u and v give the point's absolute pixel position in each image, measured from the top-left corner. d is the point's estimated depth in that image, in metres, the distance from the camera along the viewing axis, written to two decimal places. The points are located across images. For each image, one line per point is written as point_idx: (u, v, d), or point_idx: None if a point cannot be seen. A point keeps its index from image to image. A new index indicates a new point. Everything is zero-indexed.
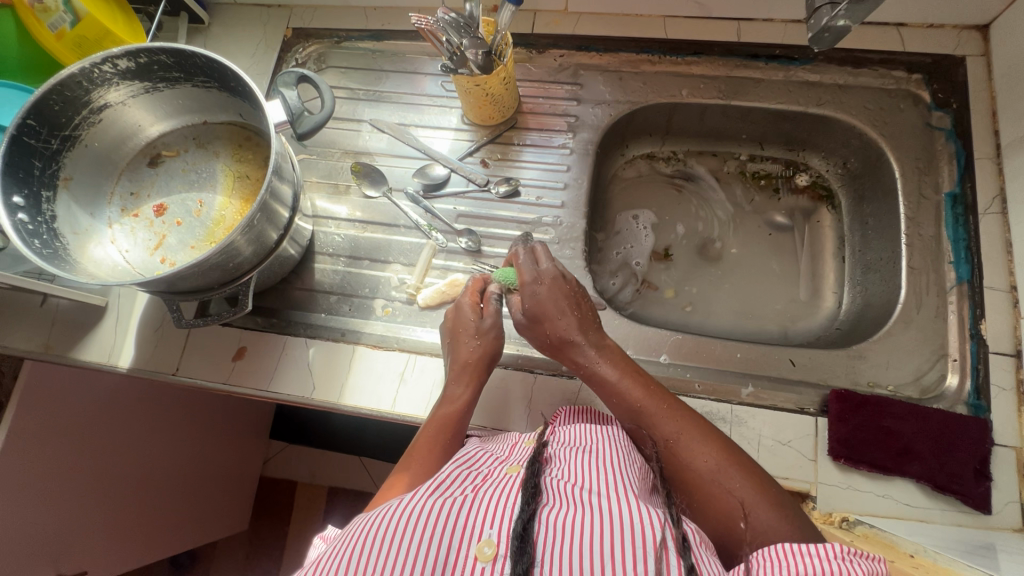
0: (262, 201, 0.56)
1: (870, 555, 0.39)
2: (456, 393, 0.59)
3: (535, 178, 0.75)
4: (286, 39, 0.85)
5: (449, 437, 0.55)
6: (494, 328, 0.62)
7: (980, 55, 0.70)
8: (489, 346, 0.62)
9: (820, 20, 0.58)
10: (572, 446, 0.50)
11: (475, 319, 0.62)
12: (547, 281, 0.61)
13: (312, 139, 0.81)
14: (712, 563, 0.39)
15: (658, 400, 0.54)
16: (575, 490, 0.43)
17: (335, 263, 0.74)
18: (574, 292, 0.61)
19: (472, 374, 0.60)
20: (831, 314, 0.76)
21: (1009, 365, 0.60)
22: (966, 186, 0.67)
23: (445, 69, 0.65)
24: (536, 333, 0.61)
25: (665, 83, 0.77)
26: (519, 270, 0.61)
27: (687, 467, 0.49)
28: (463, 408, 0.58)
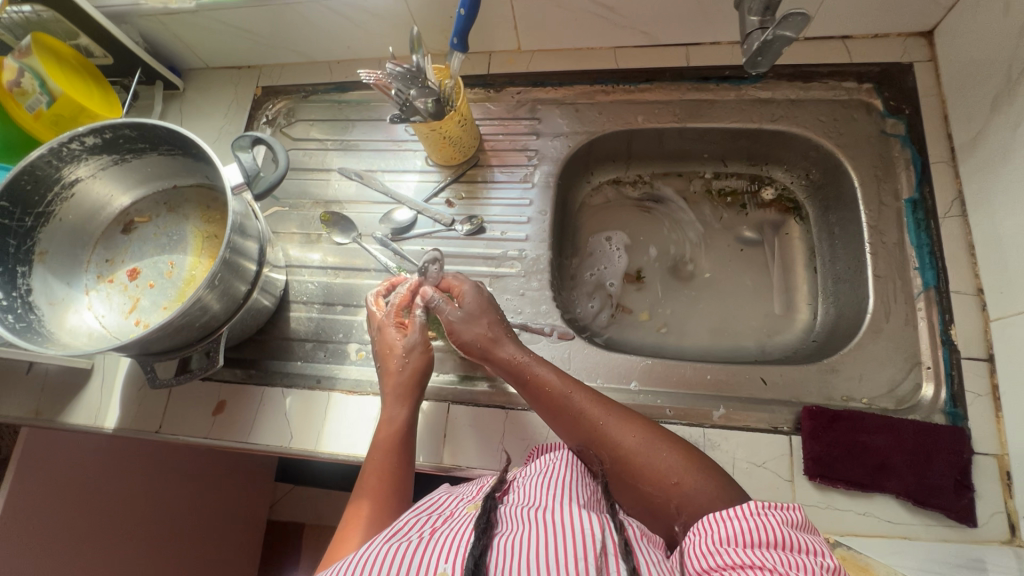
0: (223, 259, 0.58)
1: (783, 505, 0.42)
2: (397, 414, 0.59)
3: (499, 213, 0.77)
4: (256, 97, 0.88)
5: (396, 461, 0.57)
6: (421, 345, 0.63)
7: (927, 61, 0.71)
8: (422, 363, 0.62)
9: (752, 44, 0.58)
10: (530, 475, 0.51)
11: (401, 339, 0.63)
12: (482, 295, 0.65)
13: (284, 192, 0.83)
14: (651, 554, 0.41)
15: (585, 397, 0.56)
16: (526, 510, 0.44)
17: (309, 310, 0.76)
18: (491, 308, 0.64)
19: (409, 392, 0.61)
20: (806, 325, 0.76)
21: (983, 370, 0.58)
22: (926, 190, 0.67)
23: (394, 119, 0.66)
24: (472, 343, 0.62)
25: (621, 111, 0.78)
26: (466, 292, 0.65)
27: (618, 450, 0.51)
28: (405, 428, 0.59)
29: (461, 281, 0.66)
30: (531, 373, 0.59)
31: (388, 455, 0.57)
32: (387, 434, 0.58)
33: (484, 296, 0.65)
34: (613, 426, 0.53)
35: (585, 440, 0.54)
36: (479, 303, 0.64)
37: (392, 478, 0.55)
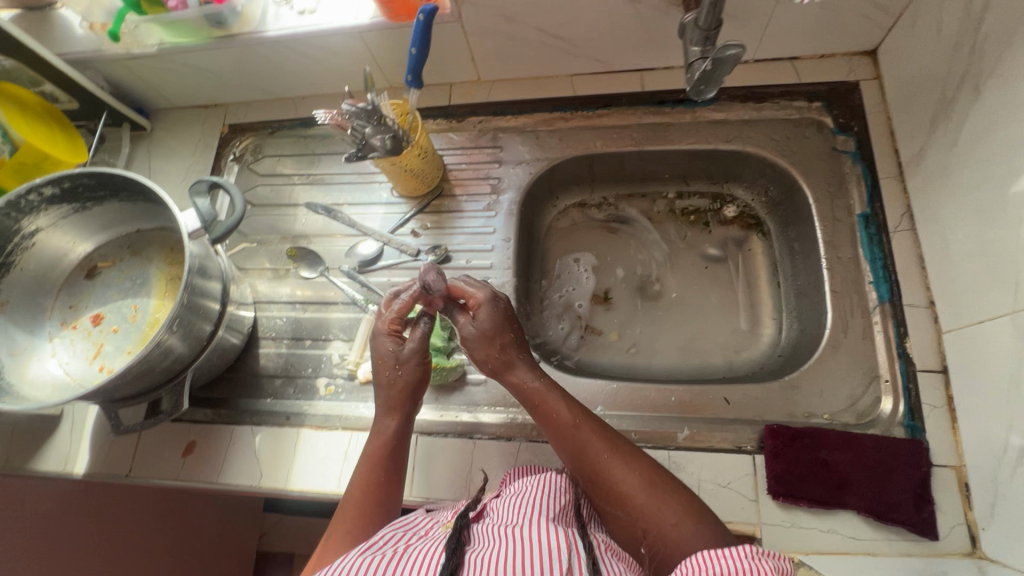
0: (182, 299, 0.59)
1: (778, 555, 0.42)
2: (389, 424, 0.60)
3: (464, 242, 0.77)
4: (224, 135, 0.89)
5: (387, 471, 0.57)
6: (418, 356, 0.62)
7: (871, 79, 0.73)
8: (421, 374, 0.62)
9: (694, 74, 0.59)
10: (502, 496, 0.53)
11: (398, 347, 0.63)
12: (498, 304, 0.63)
13: (253, 228, 0.84)
14: (615, 565, 0.45)
15: (595, 429, 0.55)
16: (499, 528, 0.45)
17: (278, 346, 0.76)
18: (506, 324, 0.62)
19: (404, 403, 0.61)
20: (772, 340, 0.76)
21: (938, 382, 0.59)
22: (876, 205, 0.68)
23: (350, 159, 0.66)
24: (483, 355, 0.61)
25: (580, 137, 0.80)
26: (478, 300, 0.63)
27: (613, 485, 0.52)
28: (397, 438, 0.60)
29: (474, 292, 0.63)
30: (541, 398, 0.58)
31: (378, 466, 0.57)
32: (380, 442, 0.59)
33: (497, 306, 0.63)
34: (619, 462, 0.53)
35: (582, 468, 0.54)
36: (492, 317, 0.62)
37: (381, 489, 0.55)
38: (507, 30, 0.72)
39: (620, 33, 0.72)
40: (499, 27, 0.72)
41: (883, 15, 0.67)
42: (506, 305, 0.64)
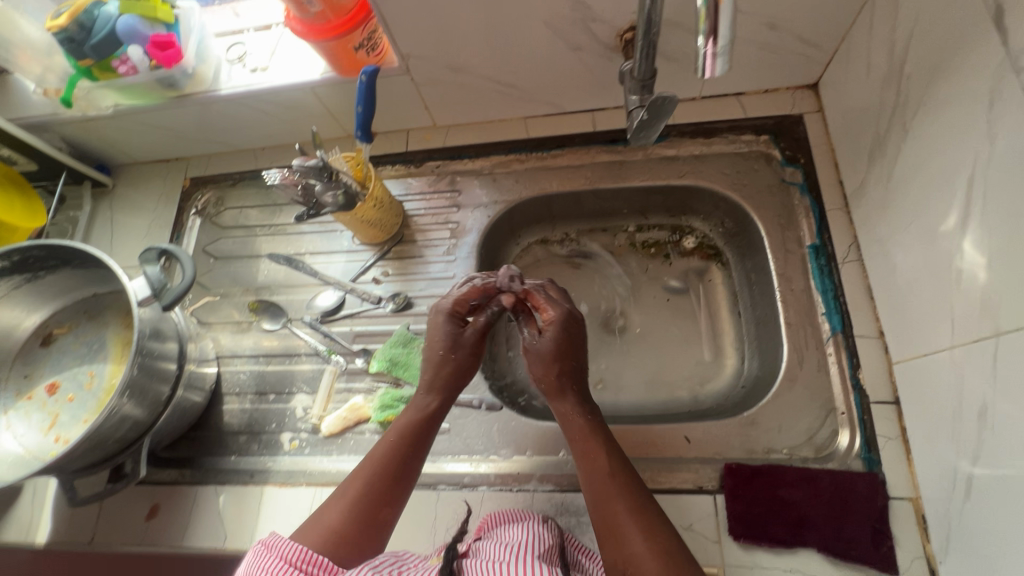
0: (133, 362, 0.59)
1: None
2: (433, 403, 0.63)
3: (425, 288, 0.78)
4: (186, 189, 0.90)
5: (415, 451, 0.59)
6: (474, 346, 0.67)
7: (814, 112, 0.75)
8: (472, 362, 0.67)
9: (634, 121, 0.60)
10: (491, 540, 0.53)
11: (455, 328, 0.68)
12: (570, 325, 0.67)
13: (216, 281, 0.84)
14: None
15: (629, 482, 0.54)
16: (489, 565, 0.46)
17: (242, 402, 0.76)
18: (568, 349, 0.66)
19: (449, 385, 0.65)
20: (734, 371, 0.76)
21: (891, 413, 0.60)
22: (825, 237, 0.70)
23: (301, 218, 0.66)
24: (541, 368, 0.66)
25: (536, 178, 0.81)
26: (550, 317, 0.67)
27: (612, 504, 0.52)
28: (432, 418, 0.62)
29: (548, 310, 0.67)
30: (584, 426, 0.60)
31: (410, 443, 0.59)
32: (421, 415, 0.62)
33: (568, 329, 0.66)
34: (638, 520, 0.50)
35: (597, 474, 0.55)
36: (556, 337, 0.66)
37: (402, 466, 0.57)
38: (456, 79, 0.74)
39: (566, 78, 0.73)
40: (447, 77, 0.73)
41: (818, 52, 0.69)
42: (577, 326, 0.68)
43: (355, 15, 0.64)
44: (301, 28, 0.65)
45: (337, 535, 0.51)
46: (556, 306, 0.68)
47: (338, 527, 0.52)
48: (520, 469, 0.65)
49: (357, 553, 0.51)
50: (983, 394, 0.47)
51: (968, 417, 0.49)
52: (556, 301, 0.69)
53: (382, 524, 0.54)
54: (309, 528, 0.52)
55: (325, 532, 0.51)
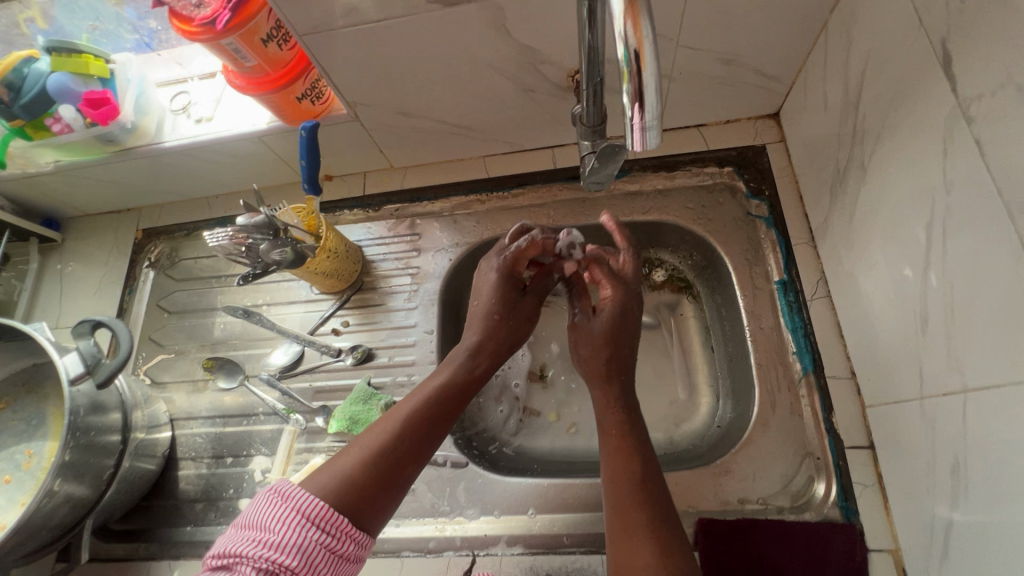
0: (66, 439, 0.55)
1: None
2: (478, 366, 0.61)
3: (386, 338, 0.75)
4: (138, 241, 0.87)
5: (446, 414, 0.57)
6: (528, 313, 0.68)
7: (777, 142, 0.74)
8: (524, 327, 0.68)
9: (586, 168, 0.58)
10: None
11: (509, 292, 0.67)
12: (628, 307, 0.66)
13: (171, 337, 0.81)
14: None
15: (656, 481, 0.54)
16: None
17: (198, 467, 0.72)
18: (622, 333, 0.65)
19: (495, 350, 0.64)
20: (709, 412, 0.73)
21: (866, 459, 0.58)
22: (793, 272, 0.68)
23: (244, 280, 0.65)
24: (588, 344, 0.66)
25: (497, 218, 0.78)
26: (609, 295, 0.67)
27: (621, 495, 0.54)
28: (472, 382, 0.60)
29: (608, 289, 0.67)
30: (618, 415, 0.60)
31: (447, 406, 0.57)
32: (463, 374, 0.60)
33: (626, 310, 0.66)
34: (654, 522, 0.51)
35: (614, 455, 0.57)
36: (610, 317, 0.66)
37: (431, 429, 0.55)
38: (408, 123, 0.71)
39: (522, 117, 0.71)
40: (399, 122, 0.71)
41: (776, 84, 0.68)
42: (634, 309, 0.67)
43: (295, 66, 0.62)
44: (241, 82, 0.62)
45: (352, 488, 0.49)
46: (617, 286, 0.67)
47: (354, 478, 0.49)
48: (487, 531, 0.63)
49: (368, 507, 0.49)
50: (955, 451, 0.45)
51: (941, 471, 0.47)
52: (617, 279, 0.67)
53: (402, 481, 0.52)
54: (322, 474, 0.50)
55: (339, 482, 0.49)
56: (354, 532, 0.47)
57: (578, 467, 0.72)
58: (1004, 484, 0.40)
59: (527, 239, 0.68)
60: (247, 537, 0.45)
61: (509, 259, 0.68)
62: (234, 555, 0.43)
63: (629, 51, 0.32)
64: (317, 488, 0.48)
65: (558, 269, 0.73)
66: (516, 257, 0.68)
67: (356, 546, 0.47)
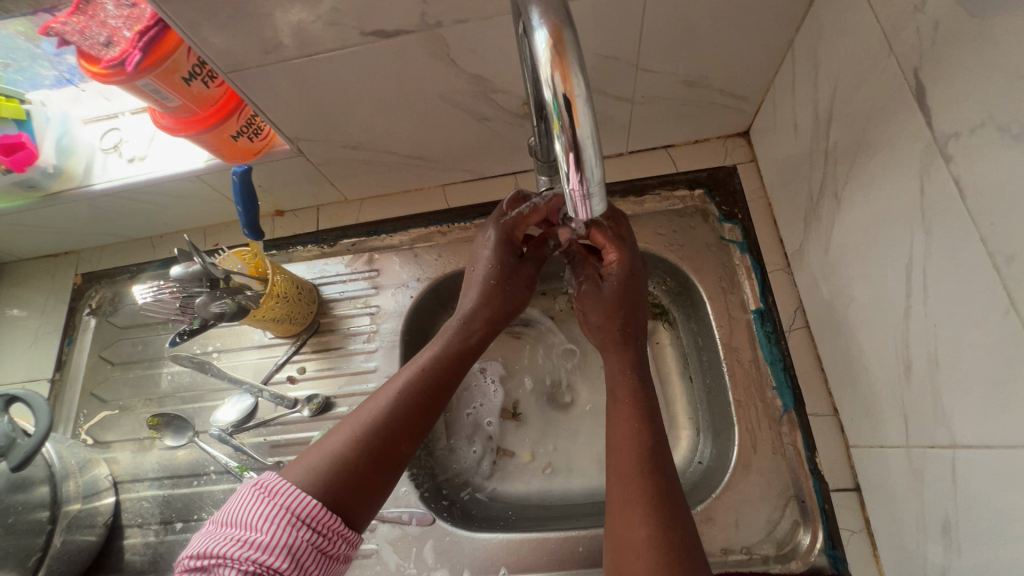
0: None
1: None
2: (473, 336, 0.59)
3: (346, 385, 0.70)
4: (77, 286, 0.81)
5: (442, 385, 0.54)
6: (526, 280, 0.65)
7: (747, 162, 0.70)
8: (521, 295, 0.64)
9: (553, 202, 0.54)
10: None
11: (505, 258, 0.63)
12: (634, 271, 0.61)
13: (114, 391, 0.75)
14: None
15: (660, 445, 0.52)
16: None
17: (146, 534, 0.67)
18: (632, 296, 0.61)
19: (491, 319, 0.61)
20: (689, 449, 0.68)
21: (853, 503, 0.55)
22: (770, 300, 0.64)
23: (179, 337, 0.61)
24: (598, 310, 0.62)
25: (460, 251, 0.73)
26: (619, 259, 0.61)
27: (622, 466, 0.50)
28: (467, 353, 0.58)
29: (612, 253, 0.61)
30: (632, 383, 0.56)
31: (442, 377, 0.55)
32: (459, 346, 0.58)
33: (633, 275, 0.61)
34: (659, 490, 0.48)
35: (620, 422, 0.54)
36: (618, 283, 0.61)
37: (426, 403, 0.53)
38: (357, 156, 0.67)
39: (479, 146, 0.67)
40: (348, 155, 0.66)
41: (744, 103, 0.65)
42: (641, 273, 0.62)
43: (226, 103, 0.57)
44: (168, 123, 0.57)
45: (344, 466, 0.47)
46: (622, 248, 0.61)
47: (345, 456, 0.47)
48: None
49: (362, 487, 0.47)
50: (946, 508, 0.41)
51: (932, 527, 0.44)
52: (622, 240, 0.61)
53: (397, 459, 0.50)
54: (313, 453, 0.48)
55: (330, 461, 0.47)
56: (345, 531, 0.45)
57: (554, 513, 0.68)
58: (999, 552, 0.36)
59: (528, 206, 0.61)
60: (229, 537, 0.42)
61: (506, 224, 0.62)
62: (216, 556, 0.40)
63: (558, 99, 0.29)
64: (306, 468, 0.46)
65: (553, 235, 0.68)
66: (514, 222, 0.63)
67: (346, 545, 0.45)
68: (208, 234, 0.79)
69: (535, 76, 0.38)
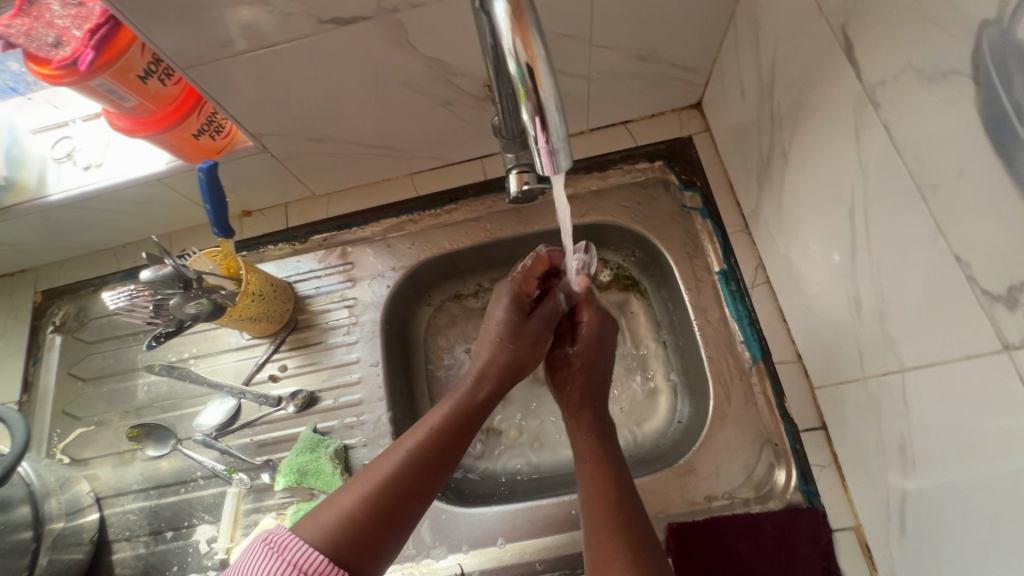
0: None
1: None
2: (482, 394, 0.61)
3: (329, 379, 0.70)
4: (38, 304, 0.78)
5: (452, 447, 0.56)
6: (534, 334, 0.64)
7: (702, 131, 0.74)
8: (530, 355, 0.64)
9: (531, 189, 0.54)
10: None
11: (514, 316, 0.65)
12: (606, 336, 0.67)
13: (88, 407, 0.73)
14: None
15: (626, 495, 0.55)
16: None
17: (135, 547, 0.66)
18: (601, 360, 0.67)
19: (499, 376, 0.62)
20: (669, 409, 0.72)
21: (821, 440, 0.58)
22: (732, 261, 0.68)
23: (156, 341, 0.61)
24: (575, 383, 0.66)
25: (432, 238, 0.75)
26: (588, 319, 0.68)
27: (596, 514, 0.53)
28: (475, 416, 0.59)
29: (586, 313, 0.68)
30: (591, 440, 0.61)
31: (448, 435, 0.56)
32: (465, 404, 0.59)
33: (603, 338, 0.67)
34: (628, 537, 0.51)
35: (587, 481, 0.57)
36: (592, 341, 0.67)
37: (433, 466, 0.54)
38: (323, 149, 0.67)
39: (444, 131, 0.68)
40: (313, 149, 0.67)
41: (695, 75, 0.68)
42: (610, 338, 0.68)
43: (185, 100, 0.57)
44: (125, 124, 0.57)
45: (353, 527, 0.48)
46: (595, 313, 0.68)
47: (354, 515, 0.49)
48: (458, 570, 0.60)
49: (370, 549, 0.48)
50: (901, 429, 0.45)
51: (890, 449, 0.47)
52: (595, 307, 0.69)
53: (405, 517, 0.51)
54: (322, 511, 0.50)
55: (337, 520, 0.49)
56: None
57: (544, 484, 0.69)
58: (948, 457, 0.40)
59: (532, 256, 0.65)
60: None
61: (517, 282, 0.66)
62: None
63: (521, 67, 0.31)
64: (316, 527, 0.48)
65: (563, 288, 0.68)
66: (523, 279, 0.66)
67: None
68: (173, 240, 0.78)
69: (499, 58, 0.40)
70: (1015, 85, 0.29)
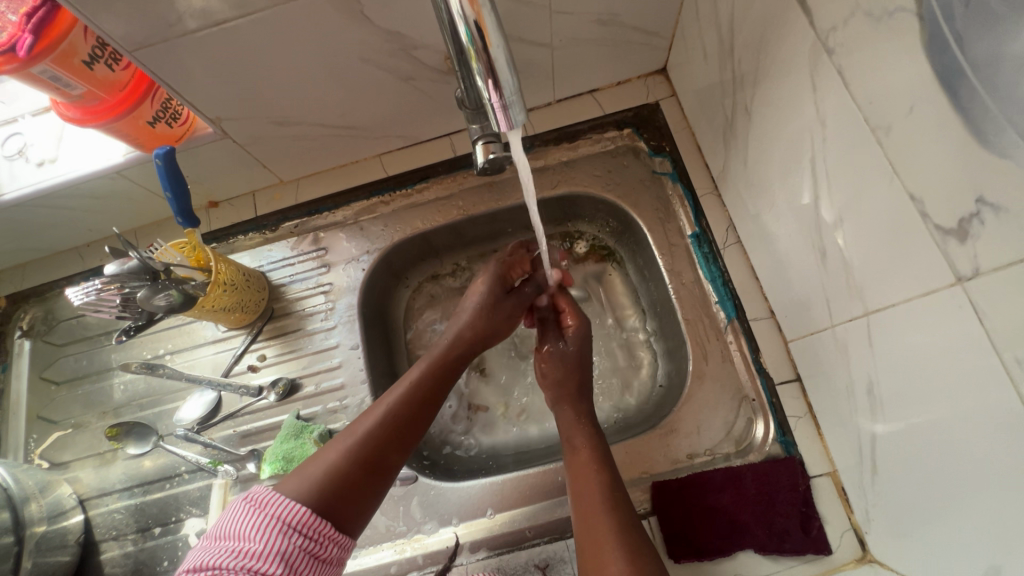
0: None
1: None
2: (458, 351, 0.62)
3: (309, 365, 0.70)
4: (3, 310, 0.76)
5: (432, 400, 0.57)
6: (501, 304, 0.66)
7: (668, 96, 0.74)
8: (504, 325, 0.66)
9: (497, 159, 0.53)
10: None
11: (493, 290, 0.67)
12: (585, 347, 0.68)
13: (65, 411, 0.72)
14: None
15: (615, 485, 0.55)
16: None
17: (123, 545, 0.65)
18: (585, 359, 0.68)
19: (473, 339, 0.63)
20: (650, 374, 0.73)
21: (796, 391, 0.60)
22: (704, 223, 0.68)
23: (127, 335, 0.63)
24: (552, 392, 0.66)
25: (405, 218, 0.74)
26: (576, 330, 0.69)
27: (582, 487, 0.55)
28: (454, 375, 0.60)
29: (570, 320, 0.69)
30: (586, 429, 0.61)
31: (430, 390, 0.57)
32: (445, 359, 0.60)
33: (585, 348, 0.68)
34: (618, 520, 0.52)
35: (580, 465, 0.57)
36: (577, 346, 0.68)
37: (416, 420, 0.55)
38: (286, 132, 0.66)
39: (408, 108, 0.67)
40: (275, 132, 0.65)
41: (658, 38, 0.68)
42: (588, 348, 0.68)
43: (136, 87, 0.57)
44: (75, 115, 0.57)
45: (341, 477, 0.49)
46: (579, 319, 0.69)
47: (341, 468, 0.49)
48: (449, 543, 0.61)
49: (355, 500, 0.49)
50: (869, 370, 0.46)
51: (859, 392, 0.49)
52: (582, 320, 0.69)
53: (388, 468, 0.52)
54: (311, 465, 0.50)
55: (325, 474, 0.49)
56: (336, 535, 0.47)
57: (531, 455, 0.70)
58: (911, 392, 0.42)
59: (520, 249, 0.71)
60: (222, 549, 0.42)
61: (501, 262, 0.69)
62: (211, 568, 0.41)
63: (470, 25, 0.32)
64: (303, 483, 0.48)
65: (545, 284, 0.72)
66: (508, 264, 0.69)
67: (338, 548, 0.47)
68: (139, 236, 0.76)
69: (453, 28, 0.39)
70: (956, 18, 0.29)
